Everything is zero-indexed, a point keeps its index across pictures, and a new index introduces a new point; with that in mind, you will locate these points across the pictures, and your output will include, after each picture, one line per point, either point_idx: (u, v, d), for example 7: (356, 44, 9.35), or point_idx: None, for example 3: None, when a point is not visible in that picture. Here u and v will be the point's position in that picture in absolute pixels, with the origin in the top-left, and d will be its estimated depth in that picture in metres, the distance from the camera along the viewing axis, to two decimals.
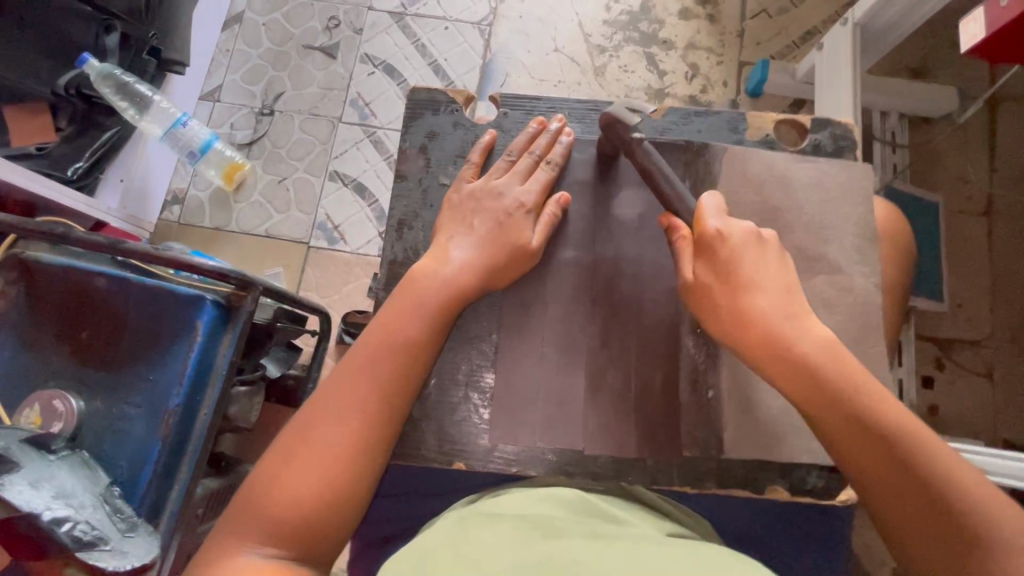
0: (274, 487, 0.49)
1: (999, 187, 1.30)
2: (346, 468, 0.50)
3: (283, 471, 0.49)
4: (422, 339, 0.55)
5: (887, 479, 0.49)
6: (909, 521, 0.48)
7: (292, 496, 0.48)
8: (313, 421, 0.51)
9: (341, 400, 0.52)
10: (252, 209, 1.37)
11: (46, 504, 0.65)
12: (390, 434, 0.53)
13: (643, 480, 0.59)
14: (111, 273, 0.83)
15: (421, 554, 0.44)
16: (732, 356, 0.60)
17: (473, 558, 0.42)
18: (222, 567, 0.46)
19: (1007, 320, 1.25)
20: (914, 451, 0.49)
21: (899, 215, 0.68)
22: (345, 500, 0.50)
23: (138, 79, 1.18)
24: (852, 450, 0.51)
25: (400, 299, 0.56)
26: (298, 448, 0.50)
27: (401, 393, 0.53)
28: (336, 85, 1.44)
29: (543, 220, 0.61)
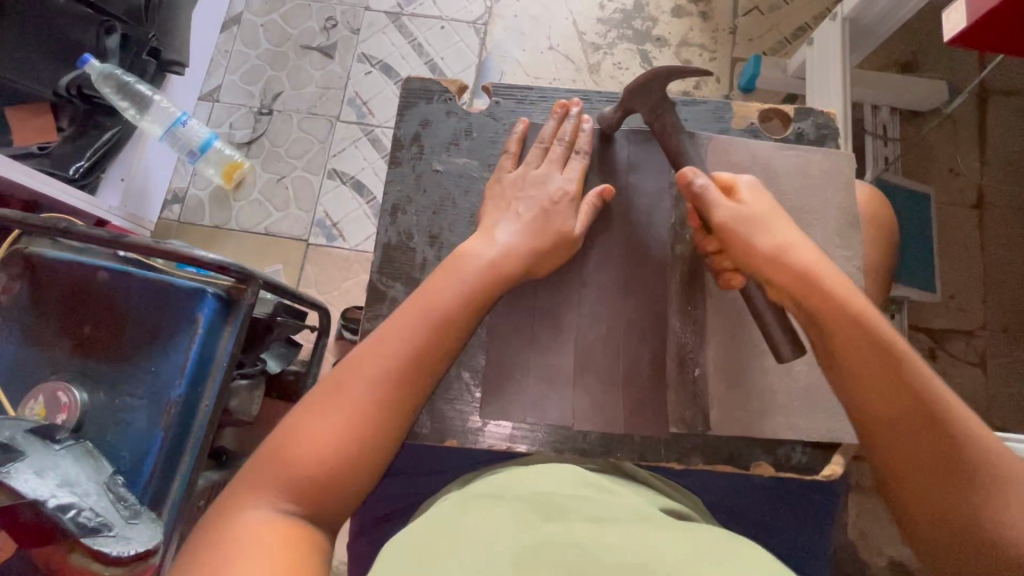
0: (296, 444, 0.49)
1: (989, 178, 1.31)
2: (366, 435, 0.50)
3: (306, 428, 0.49)
4: (452, 316, 0.54)
5: (911, 420, 0.50)
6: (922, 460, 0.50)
7: (313, 455, 0.49)
8: (341, 383, 0.51)
9: (369, 365, 0.51)
10: (251, 207, 1.39)
11: (50, 492, 0.66)
12: (412, 408, 0.52)
13: (632, 455, 0.61)
14: (113, 267, 0.84)
15: (419, 541, 0.44)
16: (719, 337, 0.62)
17: (471, 544, 0.42)
18: (242, 514, 0.47)
19: (998, 310, 1.26)
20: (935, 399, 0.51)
21: (884, 200, 0.69)
22: (363, 466, 0.50)
23: (138, 79, 1.20)
24: (880, 389, 0.51)
25: (442, 274, 0.56)
26: (322, 408, 0.50)
27: (427, 367, 0.53)
28: (333, 85, 1.46)
29: (586, 207, 0.62)
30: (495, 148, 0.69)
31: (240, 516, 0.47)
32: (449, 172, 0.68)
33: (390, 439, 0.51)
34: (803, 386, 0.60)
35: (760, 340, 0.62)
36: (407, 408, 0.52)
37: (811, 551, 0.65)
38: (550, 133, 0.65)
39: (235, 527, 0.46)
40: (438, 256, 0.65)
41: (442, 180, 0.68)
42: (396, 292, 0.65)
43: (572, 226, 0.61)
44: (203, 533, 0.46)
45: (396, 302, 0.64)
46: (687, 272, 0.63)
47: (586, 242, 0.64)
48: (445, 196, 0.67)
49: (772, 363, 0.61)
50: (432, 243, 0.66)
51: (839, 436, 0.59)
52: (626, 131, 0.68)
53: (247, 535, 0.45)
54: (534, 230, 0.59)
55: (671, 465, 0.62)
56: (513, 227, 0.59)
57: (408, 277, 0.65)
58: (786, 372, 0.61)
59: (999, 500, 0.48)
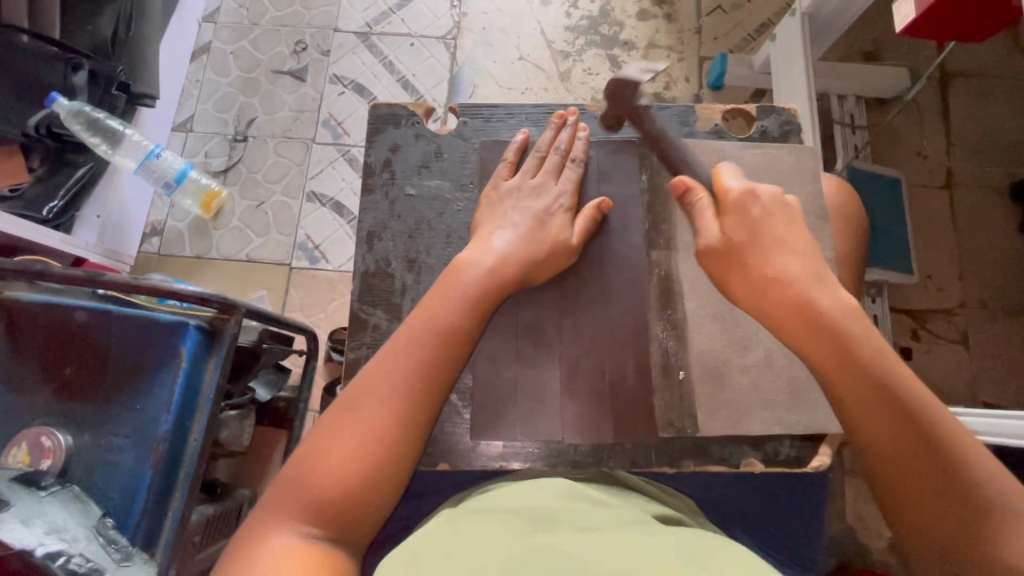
0: (313, 468, 0.48)
1: (957, 160, 1.35)
2: (383, 456, 0.49)
3: (324, 451, 0.49)
4: (456, 329, 0.54)
5: (904, 443, 0.49)
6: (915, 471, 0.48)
7: (331, 479, 0.48)
8: (356, 404, 0.50)
9: (383, 385, 0.51)
10: (231, 235, 1.38)
11: (38, 540, 0.65)
12: (426, 428, 0.52)
13: (623, 463, 0.61)
14: (92, 306, 0.83)
15: (408, 551, 0.44)
16: (699, 339, 0.62)
17: (460, 553, 0.43)
18: (265, 539, 0.46)
19: (975, 287, 1.29)
20: (915, 430, 0.49)
21: (851, 190, 0.71)
22: (382, 487, 0.49)
23: (109, 115, 1.20)
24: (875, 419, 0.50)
25: (442, 287, 0.56)
26: (341, 431, 0.49)
27: (438, 378, 0.52)
28: (307, 108, 1.46)
29: (583, 217, 0.63)
30: (467, 167, 0.69)
31: (264, 542, 0.46)
32: (422, 194, 0.68)
33: (405, 458, 0.50)
34: (785, 380, 0.61)
35: (741, 339, 0.62)
36: (420, 426, 0.51)
37: (807, 541, 0.65)
38: (547, 141, 0.67)
39: (263, 555, 0.45)
40: (417, 279, 0.66)
41: (416, 203, 0.68)
42: (377, 318, 0.65)
43: (567, 235, 0.61)
44: (231, 558, 0.46)
45: (378, 327, 0.64)
46: (663, 277, 0.64)
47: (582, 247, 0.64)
48: (419, 218, 0.67)
49: (753, 361, 0.62)
50: (410, 265, 0.66)
51: (824, 428, 0.60)
52: (595, 141, 0.69)
53: (274, 564, 0.44)
54: (525, 244, 0.59)
55: (662, 470, 0.62)
56: (505, 241, 0.59)
57: (388, 302, 0.65)
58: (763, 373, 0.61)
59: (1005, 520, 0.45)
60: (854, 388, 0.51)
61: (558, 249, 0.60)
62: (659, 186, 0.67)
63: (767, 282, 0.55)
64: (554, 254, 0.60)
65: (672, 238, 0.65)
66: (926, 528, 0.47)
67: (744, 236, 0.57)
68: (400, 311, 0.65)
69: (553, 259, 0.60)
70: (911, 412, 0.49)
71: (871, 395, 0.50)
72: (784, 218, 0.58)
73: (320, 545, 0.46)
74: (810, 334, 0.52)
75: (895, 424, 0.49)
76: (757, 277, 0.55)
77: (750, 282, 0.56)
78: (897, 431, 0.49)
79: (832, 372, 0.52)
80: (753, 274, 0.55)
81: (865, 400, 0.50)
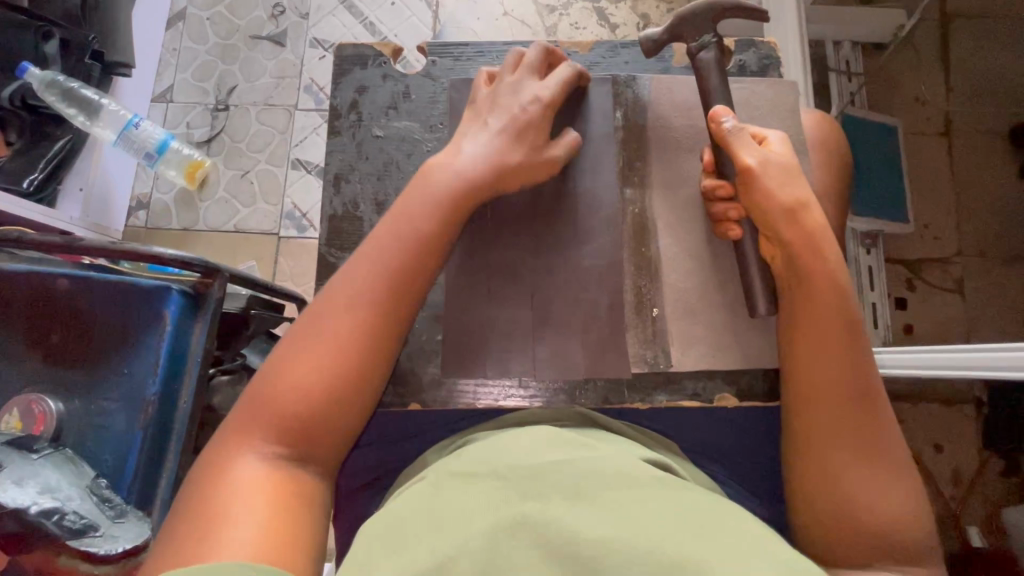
0: (276, 386, 0.48)
1: (955, 103, 1.31)
2: (346, 382, 0.49)
3: (287, 370, 0.48)
4: (426, 245, 0.53)
5: (847, 382, 0.51)
6: (841, 410, 0.51)
7: (294, 399, 0.48)
8: (324, 325, 0.49)
9: (351, 308, 0.50)
10: (217, 206, 1.37)
11: (31, 499, 0.67)
12: (391, 349, 0.51)
13: (597, 399, 0.63)
14: (74, 274, 0.84)
15: (390, 531, 0.39)
16: (673, 277, 0.62)
17: (443, 529, 0.37)
18: (230, 458, 0.46)
19: (972, 234, 1.26)
20: (860, 376, 0.51)
21: (834, 124, 0.69)
22: (344, 413, 0.49)
23: (83, 83, 1.17)
24: (827, 355, 0.52)
25: (410, 195, 0.55)
26: (306, 353, 0.49)
27: (405, 293, 0.52)
28: (288, 73, 1.43)
29: (564, 144, 0.60)
30: (436, 107, 0.67)
31: (227, 463, 0.45)
32: (390, 136, 0.67)
33: (368, 385, 0.50)
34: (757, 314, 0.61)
35: (714, 276, 0.62)
36: (385, 352, 0.51)
37: None
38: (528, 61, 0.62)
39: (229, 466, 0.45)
40: None
41: (384, 146, 0.66)
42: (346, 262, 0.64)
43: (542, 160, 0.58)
44: (196, 478, 0.46)
45: None
46: (637, 216, 0.63)
47: (552, 188, 0.63)
48: (388, 160, 0.66)
49: (728, 297, 0.62)
50: (379, 209, 0.65)
51: None
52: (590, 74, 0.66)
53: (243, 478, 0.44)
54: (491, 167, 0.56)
55: (637, 406, 0.63)
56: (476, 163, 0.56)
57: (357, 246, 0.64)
58: (732, 311, 0.62)
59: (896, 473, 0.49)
60: (820, 322, 0.52)
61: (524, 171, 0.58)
62: (634, 123, 0.65)
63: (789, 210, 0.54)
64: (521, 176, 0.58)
65: (646, 176, 0.64)
66: (839, 459, 0.50)
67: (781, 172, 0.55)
68: None
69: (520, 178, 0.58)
70: (860, 359, 0.52)
71: (836, 332, 0.52)
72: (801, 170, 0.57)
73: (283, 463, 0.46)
74: (798, 263, 0.53)
75: (848, 363, 0.51)
76: (787, 203, 0.54)
77: (802, 192, 0.54)
78: (847, 369, 0.51)
79: (807, 304, 0.53)
80: (781, 203, 0.54)
81: (830, 336, 0.52)
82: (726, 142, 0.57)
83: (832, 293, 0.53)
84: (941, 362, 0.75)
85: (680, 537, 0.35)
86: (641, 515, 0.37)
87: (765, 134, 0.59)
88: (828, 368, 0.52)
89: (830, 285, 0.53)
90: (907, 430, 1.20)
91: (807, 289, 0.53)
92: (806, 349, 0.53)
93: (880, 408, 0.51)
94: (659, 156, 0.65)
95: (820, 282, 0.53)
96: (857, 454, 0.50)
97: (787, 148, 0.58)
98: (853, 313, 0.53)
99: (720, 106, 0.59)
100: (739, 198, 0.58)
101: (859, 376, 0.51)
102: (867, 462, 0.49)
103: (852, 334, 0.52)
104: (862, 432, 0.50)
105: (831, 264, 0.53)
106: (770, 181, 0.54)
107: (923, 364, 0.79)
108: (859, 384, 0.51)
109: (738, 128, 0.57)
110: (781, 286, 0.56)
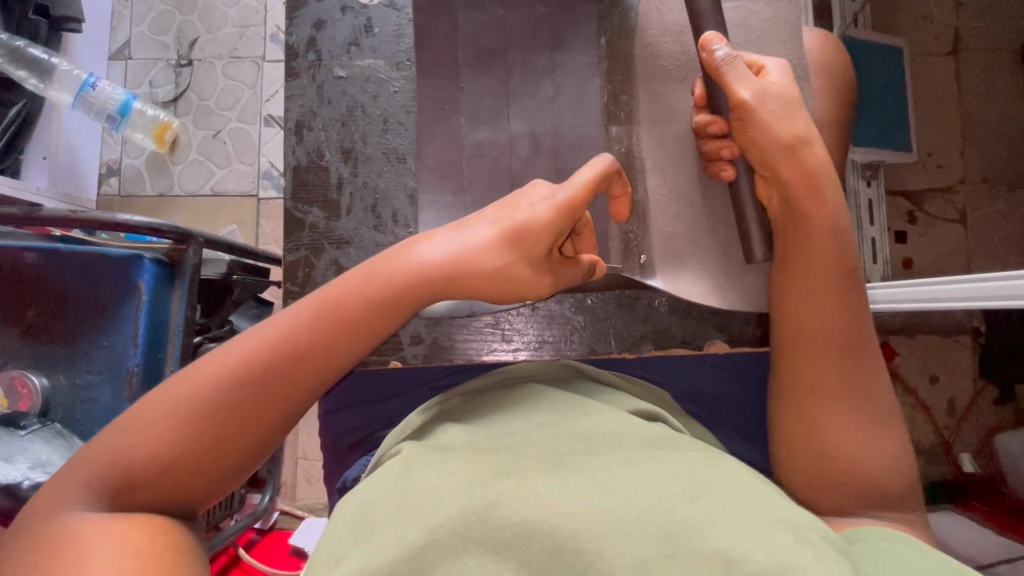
0: (202, 364, 0.43)
1: (966, 20, 1.23)
2: (261, 404, 0.42)
3: (230, 352, 0.43)
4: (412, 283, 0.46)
5: (835, 326, 0.49)
6: (822, 357, 0.49)
7: (208, 387, 0.42)
8: (283, 322, 0.44)
9: (312, 319, 0.44)
10: (192, 168, 1.32)
11: (23, 474, 0.72)
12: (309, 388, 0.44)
13: (583, 349, 0.62)
14: (40, 246, 0.81)
15: (357, 514, 0.37)
16: (662, 220, 0.59)
17: (416, 506, 0.35)
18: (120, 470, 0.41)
19: (977, 161, 1.22)
20: (851, 322, 0.49)
21: (838, 42, 0.63)
22: (256, 425, 0.43)
23: (30, 42, 1.08)
24: (817, 300, 0.49)
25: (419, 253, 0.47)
26: (252, 341, 0.43)
27: (350, 338, 0.44)
28: (252, 21, 1.33)
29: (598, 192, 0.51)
30: (402, 42, 0.62)
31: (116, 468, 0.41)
32: (353, 76, 0.61)
33: (290, 408, 0.44)
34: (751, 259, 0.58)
35: (707, 218, 0.59)
36: (314, 380, 0.44)
37: None
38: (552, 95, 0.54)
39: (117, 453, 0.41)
40: (354, 171, 0.61)
41: (347, 86, 0.61)
42: (314, 217, 0.61)
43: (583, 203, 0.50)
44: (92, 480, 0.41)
45: (316, 227, 0.61)
46: (623, 154, 0.59)
47: (529, 130, 0.59)
48: (352, 103, 0.61)
49: (721, 239, 0.59)
50: (346, 157, 0.61)
51: None
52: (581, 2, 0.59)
53: (143, 436, 0.41)
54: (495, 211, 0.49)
55: (622, 355, 0.62)
56: (534, 205, 0.48)
57: (325, 198, 0.61)
58: (724, 252, 0.58)
59: (875, 424, 0.48)
60: (812, 262, 0.50)
61: (511, 280, 0.48)
62: (620, 51, 0.59)
63: (784, 142, 0.50)
64: (542, 214, 0.47)
65: (633, 110, 0.59)
66: (822, 402, 0.49)
67: (775, 104, 0.51)
68: (339, 209, 0.61)
69: (540, 241, 0.47)
70: (851, 305, 0.49)
71: (826, 276, 0.49)
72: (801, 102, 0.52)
73: (175, 449, 0.41)
74: (796, 206, 0.50)
75: (841, 307, 0.49)
76: (783, 138, 0.50)
77: (802, 126, 0.51)
78: (835, 313, 0.49)
79: (802, 247, 0.50)
80: (776, 137, 0.50)
81: (821, 280, 0.49)
82: (716, 75, 0.52)
83: (829, 237, 0.50)
84: (935, 293, 0.73)
85: (671, 503, 0.34)
86: (626, 481, 0.36)
87: (762, 62, 0.54)
88: (817, 311, 0.49)
89: (825, 228, 0.50)
90: (902, 363, 1.18)
91: (804, 233, 0.50)
92: (795, 294, 0.51)
93: (869, 360, 0.49)
94: (648, 87, 0.59)
95: (817, 224, 0.50)
96: (835, 401, 0.48)
97: (786, 76, 0.53)
98: (850, 255, 0.50)
99: (711, 31, 0.53)
100: (734, 135, 0.53)
101: (847, 319, 0.49)
102: (849, 412, 0.48)
103: (846, 281, 0.49)
104: (846, 379, 0.48)
105: (830, 205, 0.50)
106: (768, 117, 0.51)
107: (917, 296, 0.77)
108: (847, 327, 0.49)
109: (731, 57, 0.52)
110: (776, 232, 0.53)
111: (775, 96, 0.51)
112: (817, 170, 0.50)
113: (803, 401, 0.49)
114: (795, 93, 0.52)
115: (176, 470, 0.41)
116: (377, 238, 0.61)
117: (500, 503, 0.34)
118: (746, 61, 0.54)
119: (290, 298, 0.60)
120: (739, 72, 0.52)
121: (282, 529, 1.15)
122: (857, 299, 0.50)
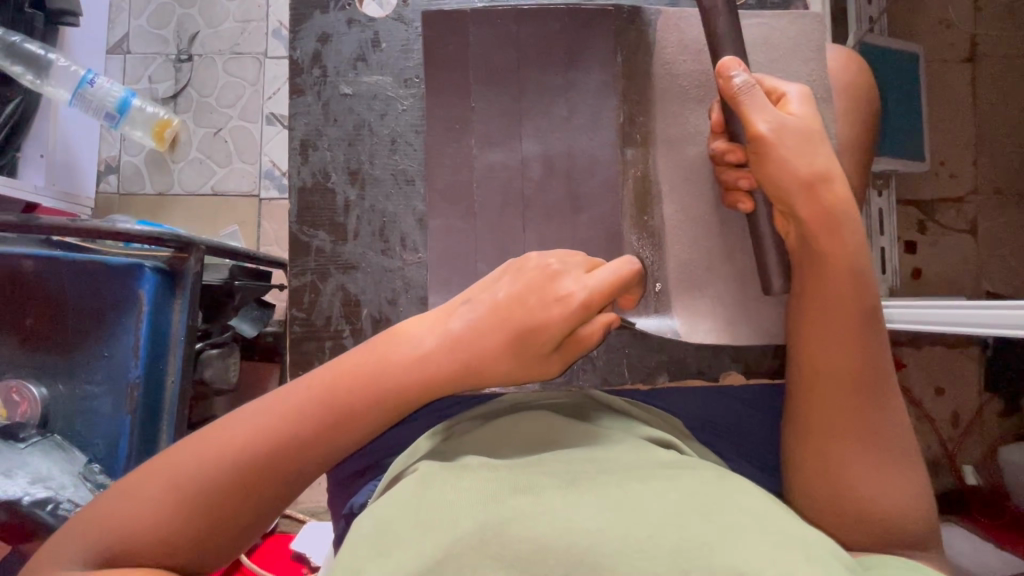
0: (204, 438, 0.43)
1: (983, 25, 1.20)
2: (264, 473, 0.42)
3: (239, 420, 0.43)
4: (422, 366, 0.45)
5: (848, 381, 0.48)
6: (835, 411, 0.48)
7: (211, 458, 0.42)
8: (286, 405, 0.43)
9: (317, 404, 0.43)
10: (192, 167, 1.29)
11: (24, 490, 0.71)
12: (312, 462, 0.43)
13: (595, 381, 0.60)
14: (37, 253, 0.79)
15: (370, 536, 0.35)
16: (678, 248, 0.57)
17: (429, 529, 0.33)
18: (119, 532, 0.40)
19: (990, 171, 1.20)
20: (867, 376, 0.48)
21: (860, 62, 0.61)
22: (256, 494, 0.43)
23: (25, 37, 1.05)
24: (832, 348, 0.48)
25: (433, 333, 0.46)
26: (262, 415, 0.43)
27: (354, 416, 0.44)
28: (253, 16, 1.30)
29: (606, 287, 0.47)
30: (410, 58, 0.60)
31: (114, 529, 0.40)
32: (359, 93, 0.60)
33: (291, 478, 0.43)
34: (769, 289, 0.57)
35: (723, 247, 0.57)
36: (313, 462, 0.44)
37: None
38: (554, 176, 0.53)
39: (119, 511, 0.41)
40: (361, 193, 0.59)
41: (354, 104, 0.60)
42: (320, 240, 0.59)
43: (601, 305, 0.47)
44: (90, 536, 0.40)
45: (321, 251, 0.59)
46: (639, 181, 0.58)
47: (542, 152, 0.57)
48: (358, 122, 0.60)
49: (738, 269, 0.57)
50: (353, 178, 0.59)
51: None
52: (597, 19, 0.57)
53: (147, 495, 0.41)
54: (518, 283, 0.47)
55: (636, 386, 0.61)
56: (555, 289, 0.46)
57: (331, 222, 0.59)
58: (740, 282, 0.57)
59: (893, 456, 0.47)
60: (832, 298, 0.48)
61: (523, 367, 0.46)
62: (636, 71, 0.58)
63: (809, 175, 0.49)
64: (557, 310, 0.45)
65: (649, 133, 0.58)
66: (835, 444, 0.48)
67: (797, 135, 0.49)
68: (345, 232, 0.59)
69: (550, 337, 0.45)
70: (868, 365, 0.48)
71: (844, 321, 0.48)
72: (823, 133, 0.50)
73: (172, 525, 0.41)
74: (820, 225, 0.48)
75: (857, 359, 0.48)
76: (804, 173, 0.48)
77: (826, 158, 0.49)
78: (849, 365, 0.48)
79: (823, 274, 0.48)
80: (801, 170, 0.48)
81: (838, 322, 0.48)
82: (734, 103, 0.50)
83: (850, 264, 0.48)
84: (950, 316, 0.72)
85: None
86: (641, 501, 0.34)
87: (783, 89, 0.52)
88: (832, 357, 0.48)
89: (846, 261, 0.48)
90: (908, 374, 1.17)
91: (825, 258, 0.48)
92: (812, 335, 0.49)
93: (886, 406, 0.48)
94: (664, 109, 0.58)
95: (838, 251, 0.48)
96: (847, 445, 0.47)
97: (806, 106, 0.51)
98: (870, 293, 0.48)
99: (729, 56, 0.51)
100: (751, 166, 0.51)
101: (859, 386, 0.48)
102: (864, 450, 0.47)
103: (863, 331, 0.48)
104: (859, 432, 0.47)
105: (849, 242, 0.48)
106: (787, 150, 0.48)
107: (931, 318, 0.76)
108: (862, 385, 0.48)
109: (750, 85, 0.49)
110: (794, 261, 0.51)
111: (798, 128, 0.49)
112: (841, 201, 0.48)
113: (815, 444, 0.49)
114: (818, 126, 0.50)
115: (171, 547, 0.41)
116: (384, 263, 0.59)
117: (514, 520, 0.32)
118: (765, 88, 0.53)
119: (295, 324, 0.59)
120: (760, 100, 0.50)
121: (284, 533, 1.15)
122: (875, 351, 0.48)
